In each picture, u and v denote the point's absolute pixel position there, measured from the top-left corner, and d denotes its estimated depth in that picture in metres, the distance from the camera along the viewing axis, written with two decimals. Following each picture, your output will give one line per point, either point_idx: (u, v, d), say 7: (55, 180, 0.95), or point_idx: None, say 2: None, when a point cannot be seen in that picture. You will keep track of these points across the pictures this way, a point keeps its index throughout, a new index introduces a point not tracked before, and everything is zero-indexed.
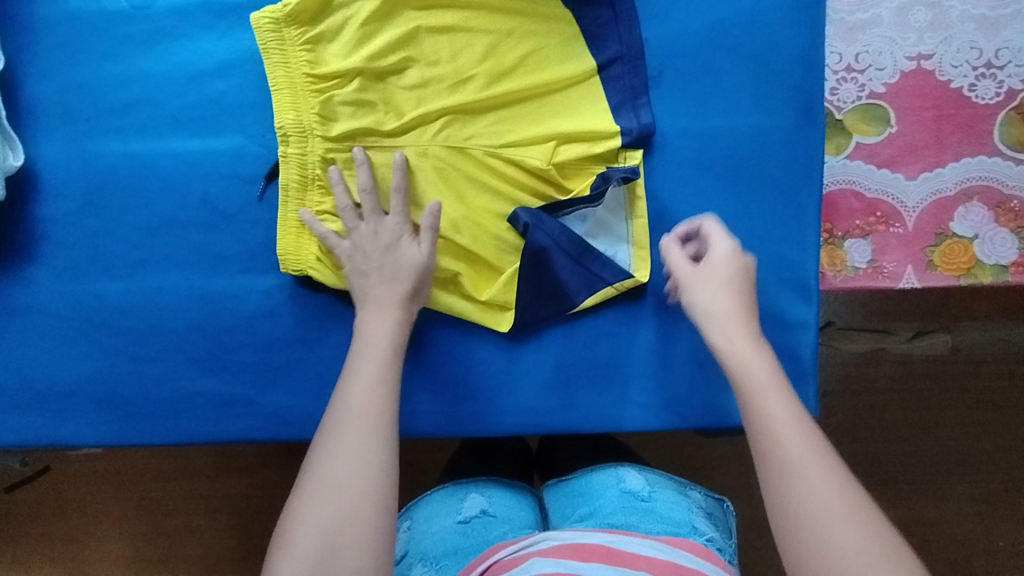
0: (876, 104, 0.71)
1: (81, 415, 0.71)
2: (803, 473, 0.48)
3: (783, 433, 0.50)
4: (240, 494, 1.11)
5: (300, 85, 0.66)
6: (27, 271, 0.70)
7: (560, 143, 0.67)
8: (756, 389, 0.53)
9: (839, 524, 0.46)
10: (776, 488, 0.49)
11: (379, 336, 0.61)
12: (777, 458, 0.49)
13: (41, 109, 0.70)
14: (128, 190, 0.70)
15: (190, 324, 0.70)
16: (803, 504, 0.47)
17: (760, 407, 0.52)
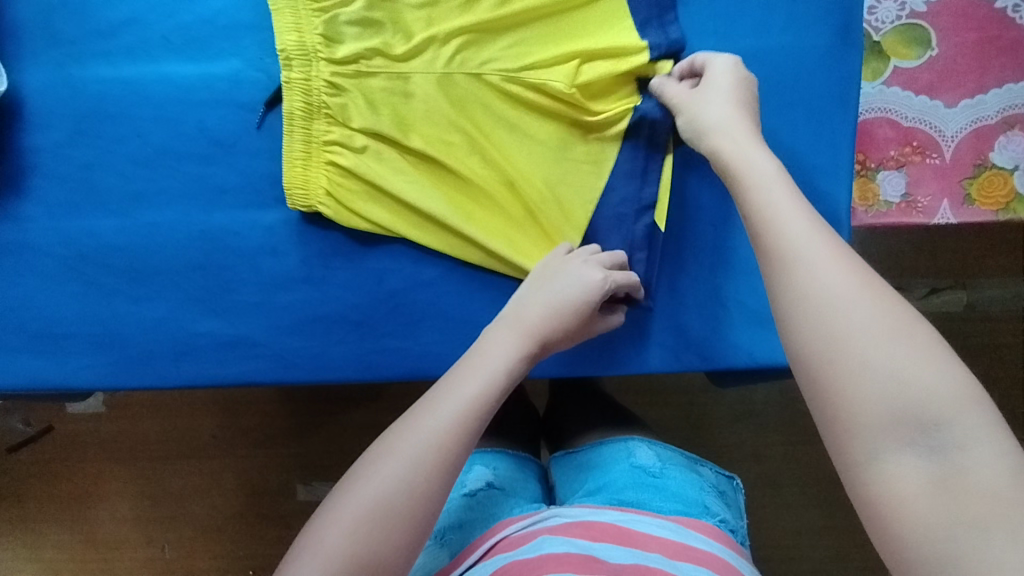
0: (915, 25, 0.66)
1: (80, 358, 0.68)
2: (789, 225, 0.44)
3: (771, 190, 0.47)
4: (245, 454, 1.10)
5: (302, 4, 0.62)
6: (18, 207, 0.67)
7: (583, 63, 0.62)
8: (754, 185, 0.48)
9: (827, 276, 0.40)
10: (776, 275, 0.42)
11: (498, 358, 0.53)
12: (781, 247, 0.43)
13: (25, 32, 0.65)
14: (120, 120, 0.66)
15: (191, 262, 0.67)
16: (808, 287, 0.40)
17: (764, 199, 0.46)
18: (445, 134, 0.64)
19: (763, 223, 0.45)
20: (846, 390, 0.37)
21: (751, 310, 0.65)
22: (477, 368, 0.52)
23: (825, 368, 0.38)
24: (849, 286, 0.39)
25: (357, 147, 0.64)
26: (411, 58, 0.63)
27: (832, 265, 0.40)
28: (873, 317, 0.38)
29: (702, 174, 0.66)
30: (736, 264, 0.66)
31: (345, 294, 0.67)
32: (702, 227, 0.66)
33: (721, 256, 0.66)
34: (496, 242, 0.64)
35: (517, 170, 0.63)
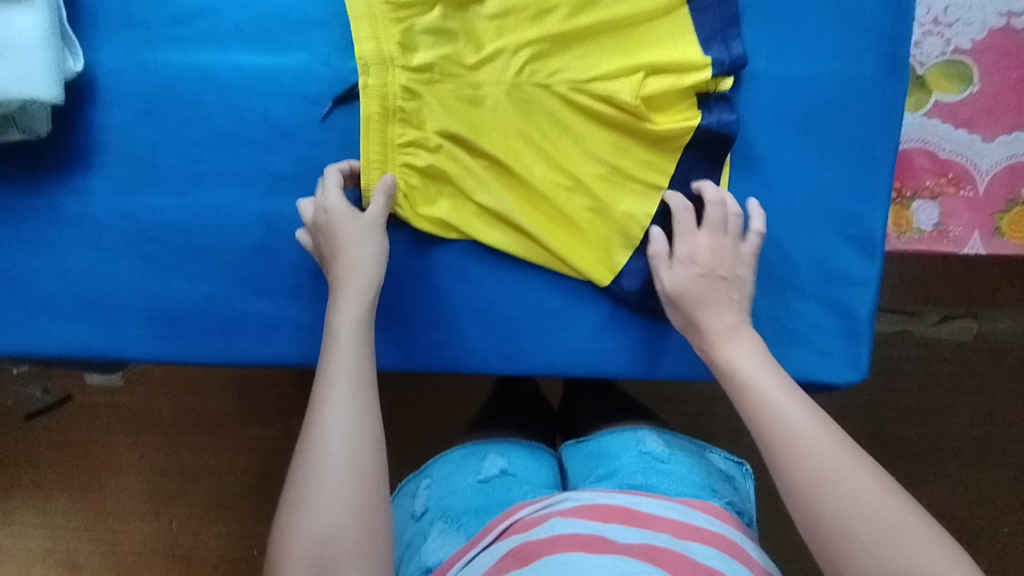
0: (959, 61, 0.68)
1: (130, 330, 0.71)
2: (794, 417, 0.54)
3: (756, 372, 0.58)
4: (264, 434, 1.12)
5: (381, 14, 0.64)
6: (82, 182, 0.70)
7: (647, 75, 0.65)
8: (763, 395, 0.57)
9: (832, 463, 0.51)
10: (800, 484, 0.51)
11: (348, 314, 0.61)
12: (789, 434, 0.53)
13: (102, 13, 0.67)
14: (188, 104, 0.68)
15: (244, 245, 0.70)
16: (817, 470, 0.51)
17: (778, 406, 0.55)
18: (512, 141, 0.66)
19: (758, 405, 0.56)
20: (848, 561, 0.48)
21: (782, 325, 0.68)
22: (341, 336, 0.60)
23: (835, 543, 0.49)
24: (844, 465, 0.51)
25: (427, 147, 0.66)
26: (481, 67, 0.66)
27: (826, 447, 0.52)
28: (864, 491, 0.49)
29: (745, 191, 0.68)
30: (771, 279, 0.68)
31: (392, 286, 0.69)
32: None
33: (757, 272, 0.68)
34: (563, 246, 0.67)
35: (583, 177, 0.66)
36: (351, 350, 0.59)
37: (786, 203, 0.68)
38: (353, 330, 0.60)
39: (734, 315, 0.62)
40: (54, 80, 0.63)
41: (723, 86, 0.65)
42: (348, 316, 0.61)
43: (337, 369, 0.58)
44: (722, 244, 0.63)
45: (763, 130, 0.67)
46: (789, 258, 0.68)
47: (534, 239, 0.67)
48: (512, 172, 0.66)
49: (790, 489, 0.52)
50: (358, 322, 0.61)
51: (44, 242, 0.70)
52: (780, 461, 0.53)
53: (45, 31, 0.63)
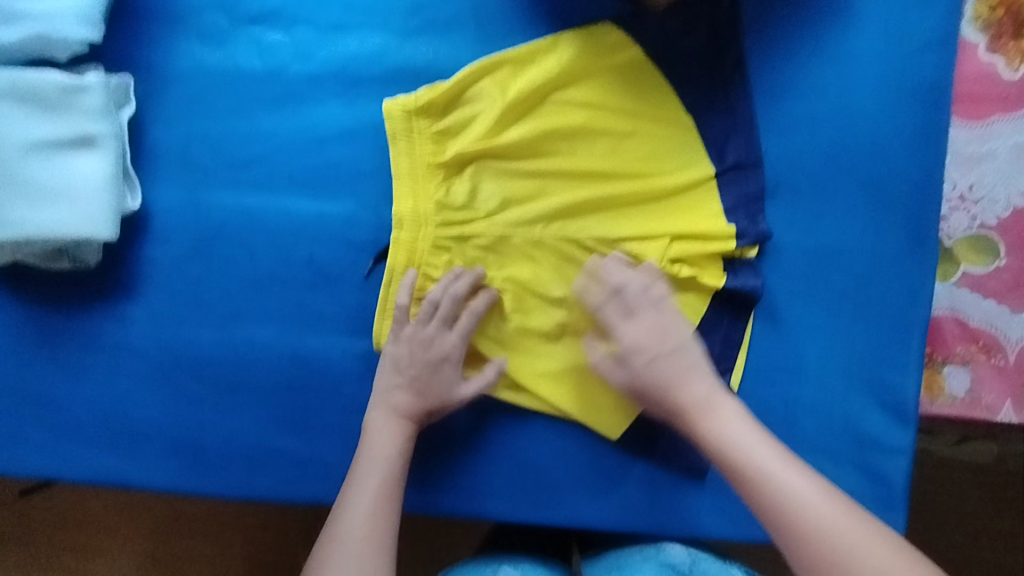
0: (986, 236, 0.70)
1: (155, 461, 0.71)
2: (741, 436, 0.56)
3: (732, 422, 0.57)
4: (260, 542, 1.04)
5: (421, 172, 0.68)
6: (123, 310, 0.71)
7: (674, 241, 0.67)
8: (716, 426, 0.57)
9: (808, 513, 0.53)
10: (773, 514, 0.54)
11: (382, 452, 0.64)
12: (762, 480, 0.55)
13: (162, 155, 0.70)
14: (236, 243, 0.70)
15: (278, 380, 0.70)
16: (794, 522, 0.53)
17: (734, 439, 0.56)
18: (541, 303, 0.68)
19: (738, 453, 0.56)
20: None
21: None
22: (373, 459, 0.64)
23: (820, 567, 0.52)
24: (843, 526, 0.53)
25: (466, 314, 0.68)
26: (515, 237, 0.68)
27: (815, 508, 0.53)
28: (826, 504, 0.53)
29: (779, 354, 0.69)
30: (804, 442, 0.68)
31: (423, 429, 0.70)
32: (772, 399, 0.69)
33: (788, 433, 0.68)
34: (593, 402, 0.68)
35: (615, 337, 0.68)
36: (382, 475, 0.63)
37: (818, 367, 0.68)
38: (387, 455, 0.64)
39: (709, 382, 0.59)
40: (110, 220, 0.65)
41: (748, 254, 0.67)
42: (388, 442, 0.64)
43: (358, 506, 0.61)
44: (655, 322, 0.61)
45: (795, 297, 0.68)
46: (822, 421, 0.68)
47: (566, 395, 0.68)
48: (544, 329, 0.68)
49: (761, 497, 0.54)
50: (392, 454, 0.64)
51: (80, 368, 0.71)
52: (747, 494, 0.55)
53: (107, 174, 0.65)
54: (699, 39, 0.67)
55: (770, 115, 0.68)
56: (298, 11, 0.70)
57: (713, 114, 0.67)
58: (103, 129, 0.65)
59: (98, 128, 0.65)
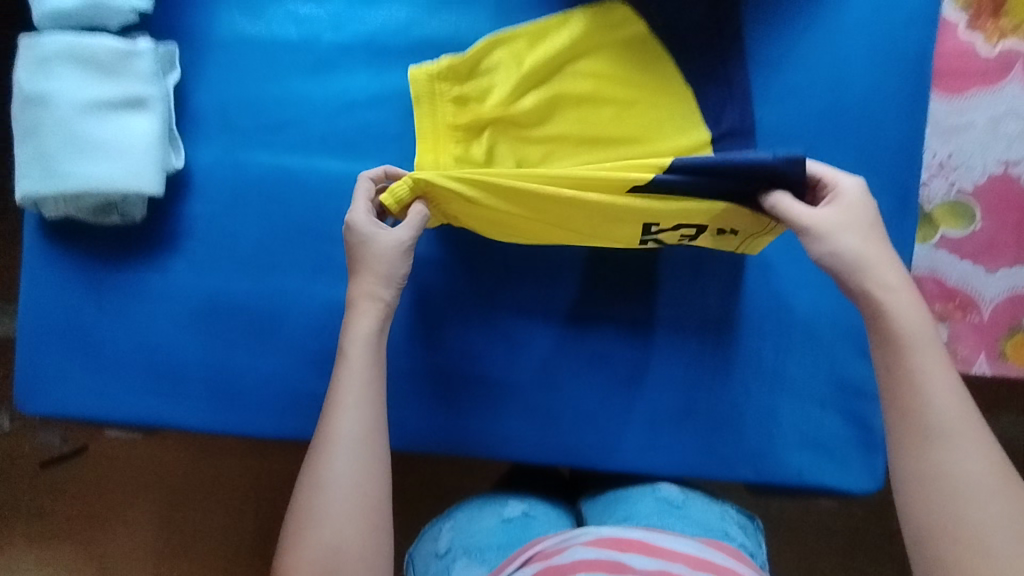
0: (963, 201, 0.76)
1: (191, 402, 0.76)
2: (907, 323, 0.56)
3: (894, 318, 0.56)
4: (274, 499, 1.10)
5: (442, 134, 0.73)
6: (165, 262, 0.77)
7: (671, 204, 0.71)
8: (880, 299, 0.57)
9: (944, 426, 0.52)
10: (908, 396, 0.54)
11: (362, 331, 0.65)
12: (910, 364, 0.54)
13: (203, 118, 0.76)
14: (271, 200, 0.76)
15: (307, 328, 0.76)
16: (926, 415, 0.53)
17: (895, 319, 0.56)
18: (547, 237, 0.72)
19: (892, 352, 0.55)
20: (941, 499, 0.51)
21: (804, 433, 0.74)
22: (350, 360, 0.64)
23: (931, 469, 0.52)
24: (959, 437, 0.52)
25: (483, 262, 0.76)
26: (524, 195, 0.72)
27: (944, 417, 0.53)
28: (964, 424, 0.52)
29: (771, 308, 0.74)
30: (793, 388, 0.74)
31: (436, 373, 0.75)
32: (765, 347, 0.74)
33: (779, 380, 0.74)
34: (688, 229, 0.68)
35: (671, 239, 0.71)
36: (362, 376, 0.63)
37: (807, 316, 0.74)
38: (362, 351, 0.64)
39: (897, 273, 0.57)
40: (157, 174, 0.71)
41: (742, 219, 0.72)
42: (360, 335, 0.65)
43: (345, 390, 0.63)
44: (851, 216, 0.59)
45: (785, 254, 0.75)
46: (811, 370, 0.74)
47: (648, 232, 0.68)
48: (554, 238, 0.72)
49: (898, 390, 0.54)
50: (368, 337, 0.65)
51: (123, 316, 0.77)
52: (890, 377, 0.55)
53: (156, 132, 0.71)
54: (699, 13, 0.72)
55: (766, 86, 0.74)
56: None
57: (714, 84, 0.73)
58: (152, 92, 0.71)
59: (149, 90, 0.71)
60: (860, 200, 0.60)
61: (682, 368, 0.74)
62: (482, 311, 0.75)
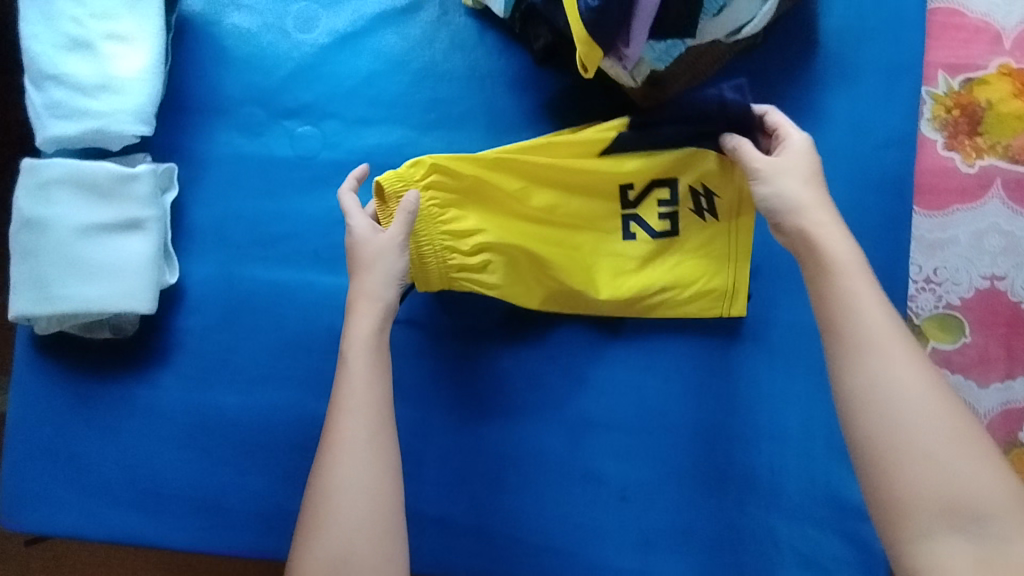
0: (951, 315, 0.77)
1: (177, 519, 0.75)
2: (865, 315, 0.53)
3: (851, 278, 0.55)
4: None
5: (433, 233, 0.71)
6: (156, 376, 0.76)
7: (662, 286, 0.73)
8: (843, 273, 0.55)
9: (901, 384, 0.50)
10: (856, 364, 0.52)
11: (364, 329, 0.63)
12: (860, 338, 0.52)
13: (199, 234, 0.77)
14: (264, 314, 0.76)
15: (296, 444, 0.75)
16: (880, 389, 0.51)
17: (844, 287, 0.54)
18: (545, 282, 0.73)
19: (841, 310, 0.54)
20: (907, 471, 0.48)
21: (801, 554, 0.73)
22: (352, 359, 0.62)
23: (892, 458, 0.49)
24: (917, 407, 0.50)
25: (479, 375, 0.76)
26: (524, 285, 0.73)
27: (896, 363, 0.51)
28: (917, 394, 0.50)
29: (763, 425, 0.74)
30: (789, 507, 0.73)
31: (433, 492, 0.75)
32: (758, 464, 0.74)
33: (774, 498, 0.73)
34: (663, 192, 0.72)
35: (677, 281, 0.73)
36: (365, 373, 0.61)
37: (801, 430, 0.74)
38: (365, 349, 0.62)
39: (852, 253, 0.56)
40: (150, 293, 0.71)
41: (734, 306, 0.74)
42: (360, 331, 0.63)
43: (352, 391, 0.61)
44: (796, 158, 0.62)
45: (776, 370, 0.75)
46: (806, 488, 0.73)
47: (626, 203, 0.73)
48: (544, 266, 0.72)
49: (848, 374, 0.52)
50: (370, 335, 0.63)
51: (110, 430, 0.76)
52: (839, 355, 0.53)
53: (151, 252, 0.72)
54: None
55: None
56: (326, 106, 0.78)
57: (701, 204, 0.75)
58: (149, 214, 0.72)
59: (146, 212, 0.72)
60: (810, 167, 0.62)
61: (674, 484, 0.74)
62: (475, 427, 0.76)
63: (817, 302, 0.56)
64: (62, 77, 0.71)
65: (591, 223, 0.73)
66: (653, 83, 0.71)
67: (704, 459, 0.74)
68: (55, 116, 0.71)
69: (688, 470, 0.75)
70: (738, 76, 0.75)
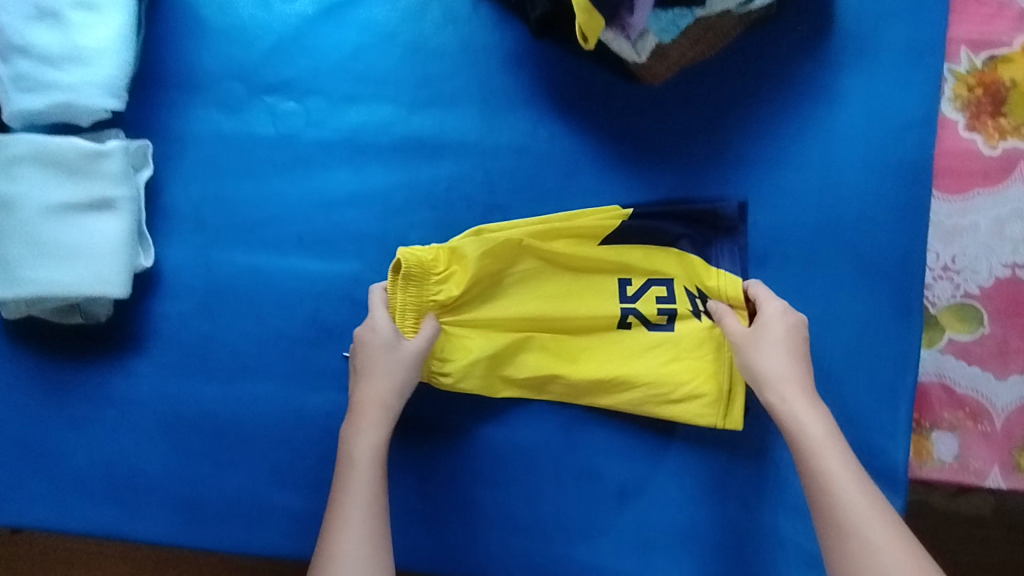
0: (970, 305, 0.73)
1: (153, 514, 0.72)
2: (843, 487, 0.54)
3: (825, 454, 0.56)
4: None
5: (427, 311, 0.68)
6: (131, 365, 0.73)
7: (649, 389, 0.69)
8: (813, 447, 0.57)
9: (880, 549, 0.51)
10: (835, 540, 0.53)
11: (368, 444, 0.63)
12: (840, 513, 0.53)
13: (176, 216, 0.73)
14: (244, 301, 0.72)
15: (278, 436, 0.72)
16: (869, 558, 0.51)
17: (820, 464, 0.56)
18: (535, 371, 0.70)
19: (819, 491, 0.55)
20: None
21: (808, 554, 0.69)
22: (355, 471, 0.62)
23: None
24: (901, 572, 0.50)
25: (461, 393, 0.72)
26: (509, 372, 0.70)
27: (881, 544, 0.51)
28: (898, 558, 0.50)
29: (771, 421, 0.70)
30: (796, 506, 0.70)
31: (419, 488, 0.71)
32: (764, 462, 0.70)
33: (781, 497, 0.70)
34: (659, 288, 0.71)
35: (668, 380, 0.69)
36: (368, 490, 0.61)
37: None
38: (367, 466, 0.62)
39: (826, 426, 0.58)
40: (123, 277, 0.67)
41: (730, 421, 0.68)
42: (365, 446, 0.63)
43: (353, 504, 0.60)
44: (774, 316, 0.63)
45: None
46: None
47: (623, 297, 0.71)
48: (526, 357, 0.70)
49: (834, 551, 0.52)
50: (373, 453, 0.63)
51: (83, 421, 0.72)
52: (824, 530, 0.54)
53: (124, 234, 0.68)
54: (682, 109, 0.71)
55: (761, 188, 0.71)
56: (310, 81, 0.73)
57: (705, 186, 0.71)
58: (121, 193, 0.68)
59: (118, 191, 0.68)
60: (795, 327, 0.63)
61: (676, 481, 0.71)
62: (467, 422, 0.72)
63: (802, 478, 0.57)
64: (27, 48, 0.66)
65: (583, 311, 0.70)
66: (660, 54, 0.64)
67: (707, 456, 0.71)
68: (20, 89, 0.67)
69: (691, 466, 0.71)
70: (747, 54, 0.71)
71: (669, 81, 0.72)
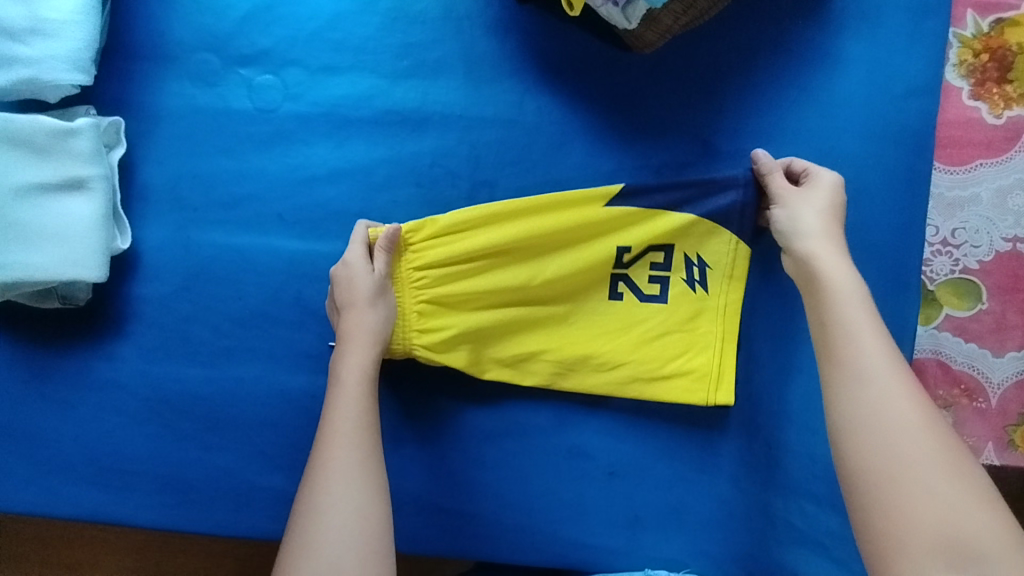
0: (968, 280, 0.71)
1: (141, 497, 0.71)
2: (864, 340, 0.50)
3: (847, 305, 0.52)
4: None
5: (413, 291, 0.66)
6: (113, 348, 0.71)
7: (640, 367, 0.68)
8: (837, 298, 0.53)
9: (893, 403, 0.47)
10: (847, 388, 0.49)
11: (357, 364, 0.61)
12: (857, 364, 0.49)
13: (153, 195, 0.71)
14: (225, 282, 0.71)
15: (264, 419, 0.71)
16: (882, 412, 0.47)
17: (841, 313, 0.52)
18: (524, 350, 0.69)
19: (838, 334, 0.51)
20: (904, 506, 0.43)
21: (797, 530, 0.69)
22: (344, 389, 0.60)
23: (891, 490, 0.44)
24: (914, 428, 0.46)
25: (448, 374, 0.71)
26: (497, 351, 0.69)
27: (895, 396, 0.47)
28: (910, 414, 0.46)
29: (762, 399, 0.69)
30: (786, 485, 0.69)
31: (407, 469, 0.71)
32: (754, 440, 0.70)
33: (771, 475, 0.69)
34: (656, 254, 0.68)
35: (657, 358, 0.68)
36: (358, 405, 0.60)
37: (801, 406, 0.68)
38: (356, 383, 0.61)
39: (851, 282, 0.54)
40: (98, 259, 0.65)
41: (722, 400, 0.68)
42: (355, 368, 0.61)
43: (341, 419, 0.59)
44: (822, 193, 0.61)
45: (778, 342, 0.69)
46: (808, 465, 0.68)
47: (619, 262, 0.68)
48: (515, 336, 0.69)
49: (843, 408, 0.48)
50: (363, 372, 0.61)
51: (66, 405, 0.71)
52: (834, 382, 0.50)
53: (98, 215, 0.66)
54: (676, 78, 0.69)
55: None
56: (287, 52, 0.70)
57: (698, 160, 0.68)
58: (93, 172, 0.66)
59: (90, 171, 0.66)
60: (836, 200, 0.61)
61: (666, 460, 0.70)
62: (455, 403, 0.71)
63: (820, 330, 0.53)
64: None
65: (574, 283, 0.68)
66: (650, 21, 0.62)
67: (697, 434, 0.70)
68: None
69: (681, 445, 0.70)
70: (742, 19, 0.68)
71: (663, 49, 0.69)
